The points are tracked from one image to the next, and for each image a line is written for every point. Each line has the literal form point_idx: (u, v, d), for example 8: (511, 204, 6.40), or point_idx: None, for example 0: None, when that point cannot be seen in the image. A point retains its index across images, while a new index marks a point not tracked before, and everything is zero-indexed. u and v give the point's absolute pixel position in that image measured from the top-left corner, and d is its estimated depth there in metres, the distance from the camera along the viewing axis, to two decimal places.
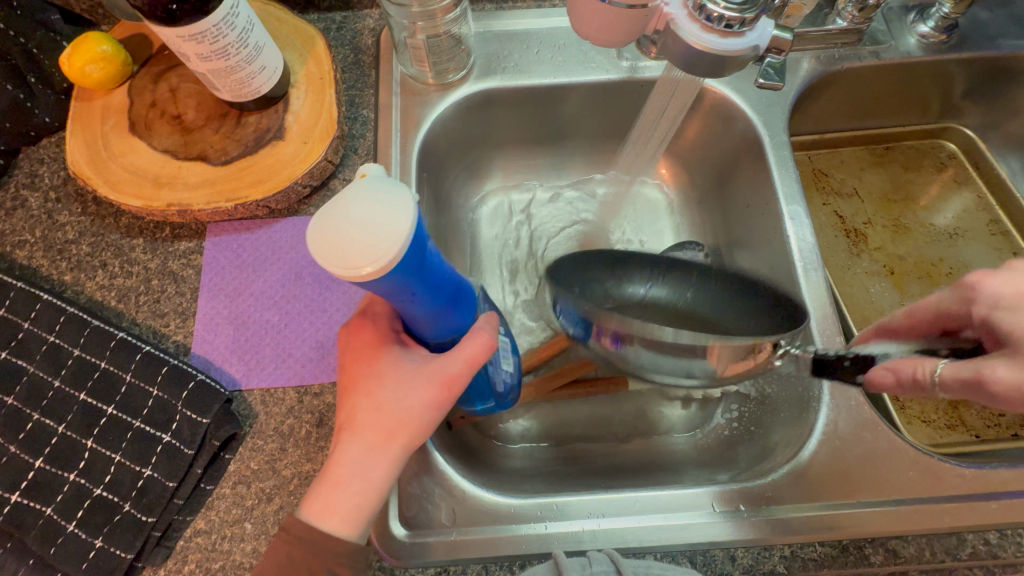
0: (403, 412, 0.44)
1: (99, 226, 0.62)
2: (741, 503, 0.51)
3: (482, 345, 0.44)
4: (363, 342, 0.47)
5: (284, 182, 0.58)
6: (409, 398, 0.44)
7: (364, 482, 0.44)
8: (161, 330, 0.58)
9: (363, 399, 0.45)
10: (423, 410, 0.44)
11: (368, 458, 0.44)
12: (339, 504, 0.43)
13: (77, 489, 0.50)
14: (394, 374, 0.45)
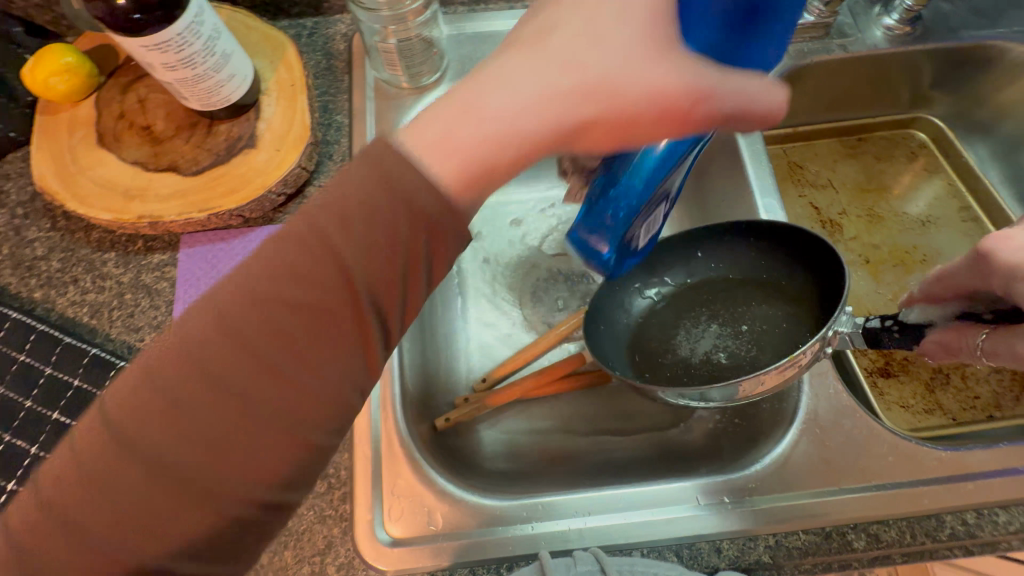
0: (625, 94, 0.36)
1: (69, 241, 0.61)
2: (725, 495, 0.52)
3: (764, 107, 0.38)
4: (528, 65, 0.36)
5: (257, 191, 0.57)
6: (630, 80, 0.36)
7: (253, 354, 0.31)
8: (136, 344, 0.57)
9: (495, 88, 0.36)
10: (650, 87, 0.36)
11: (512, 98, 0.36)
12: (456, 145, 0.35)
13: None
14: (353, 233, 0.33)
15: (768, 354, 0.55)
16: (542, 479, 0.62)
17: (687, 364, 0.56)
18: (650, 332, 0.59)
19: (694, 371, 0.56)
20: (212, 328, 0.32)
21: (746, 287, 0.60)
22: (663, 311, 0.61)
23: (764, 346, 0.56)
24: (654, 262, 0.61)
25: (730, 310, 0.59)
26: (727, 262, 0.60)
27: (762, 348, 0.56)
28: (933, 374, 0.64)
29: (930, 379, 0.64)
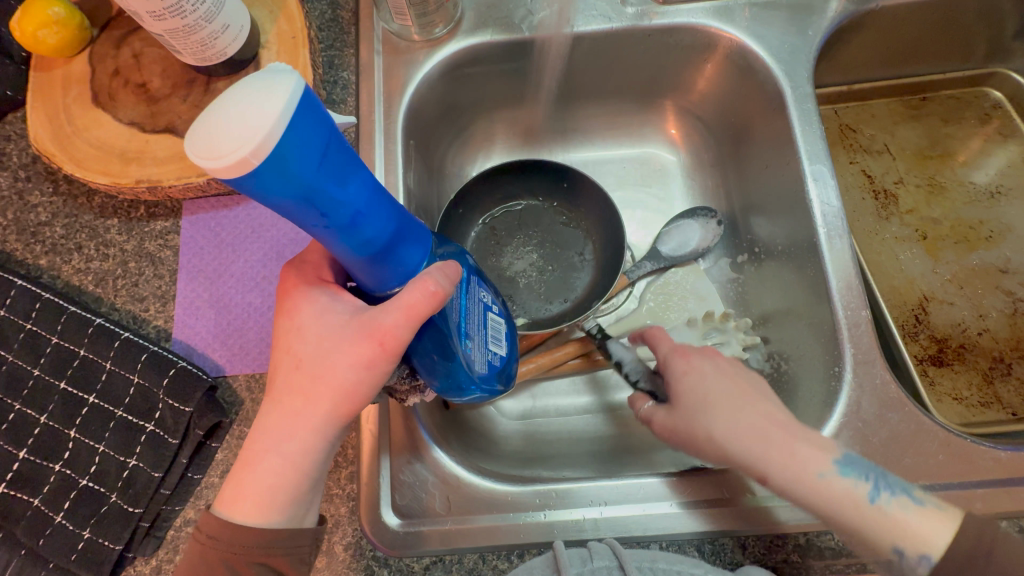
0: (324, 365, 0.39)
1: (72, 206, 0.59)
2: (757, 489, 0.48)
3: (427, 296, 0.35)
4: (288, 345, 0.41)
5: None
6: (339, 357, 0.39)
7: (281, 456, 0.40)
8: (141, 314, 0.55)
9: (288, 381, 0.41)
10: (349, 371, 0.39)
11: (285, 433, 0.40)
12: (246, 494, 0.40)
13: (63, 479, 0.49)
14: (320, 326, 0.40)
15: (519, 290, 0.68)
16: (557, 464, 0.60)
17: (502, 272, 0.69)
18: (488, 242, 0.70)
19: (502, 282, 0.69)
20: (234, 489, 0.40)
21: (580, 227, 0.71)
22: (510, 219, 0.71)
23: (555, 288, 0.69)
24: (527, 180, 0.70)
25: (562, 247, 0.70)
26: (563, 229, 0.71)
27: (552, 290, 0.69)
28: (993, 363, 0.58)
29: (990, 369, 0.58)
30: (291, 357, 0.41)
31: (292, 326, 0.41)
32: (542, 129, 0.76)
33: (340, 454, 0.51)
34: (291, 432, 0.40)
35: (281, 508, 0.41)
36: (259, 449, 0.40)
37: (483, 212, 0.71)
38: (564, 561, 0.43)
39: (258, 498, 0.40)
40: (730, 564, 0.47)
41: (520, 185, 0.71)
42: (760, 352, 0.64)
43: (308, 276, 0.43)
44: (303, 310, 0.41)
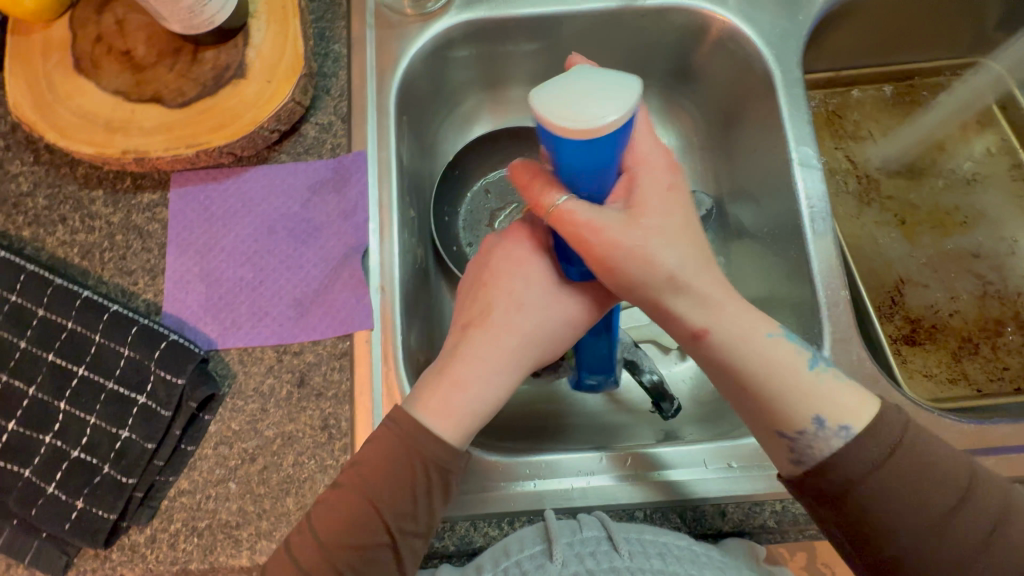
0: (541, 313, 0.44)
1: (55, 177, 0.58)
2: (735, 460, 0.51)
3: None
4: (506, 285, 0.45)
5: (249, 127, 0.52)
6: (557, 310, 0.45)
7: (486, 384, 0.43)
8: (130, 288, 0.55)
9: (500, 319, 0.44)
10: (563, 325, 0.45)
11: (493, 363, 0.43)
12: (452, 407, 0.43)
13: (55, 450, 0.49)
14: (540, 276, 0.45)
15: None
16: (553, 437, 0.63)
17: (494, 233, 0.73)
18: (477, 209, 0.74)
19: None
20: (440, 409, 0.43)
21: None
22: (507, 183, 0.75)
23: None
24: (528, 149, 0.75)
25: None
26: None
27: None
28: (962, 342, 0.61)
29: (959, 347, 0.61)
30: (507, 297, 0.44)
31: (519, 273, 0.45)
32: None
33: (333, 427, 0.51)
34: (489, 360, 0.43)
35: (471, 432, 0.44)
36: (455, 372, 0.43)
37: (480, 176, 0.74)
38: (553, 527, 0.45)
39: (456, 417, 0.43)
40: (708, 529, 0.49)
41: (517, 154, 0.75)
42: None
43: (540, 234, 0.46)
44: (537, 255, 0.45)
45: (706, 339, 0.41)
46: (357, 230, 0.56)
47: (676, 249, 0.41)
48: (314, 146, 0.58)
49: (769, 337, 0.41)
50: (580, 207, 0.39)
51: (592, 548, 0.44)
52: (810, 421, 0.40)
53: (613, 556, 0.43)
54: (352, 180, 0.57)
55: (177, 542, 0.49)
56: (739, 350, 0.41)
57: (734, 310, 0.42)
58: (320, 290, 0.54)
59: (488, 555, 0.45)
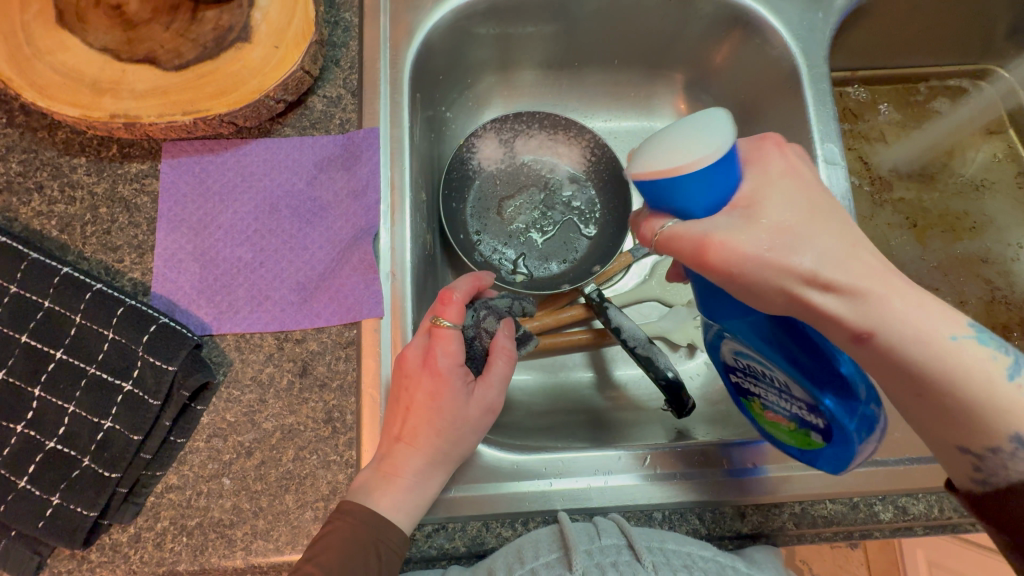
0: (447, 407, 0.45)
1: (31, 141, 0.52)
2: (754, 461, 0.50)
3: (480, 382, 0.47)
4: (420, 382, 0.45)
5: (253, 95, 0.48)
6: (464, 402, 0.45)
7: (417, 475, 0.44)
8: (115, 265, 0.50)
9: (423, 414, 0.44)
10: (472, 411, 0.46)
11: (410, 461, 0.44)
12: (392, 498, 0.42)
13: (27, 441, 0.45)
14: (444, 374, 0.45)
15: (512, 244, 0.69)
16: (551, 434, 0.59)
17: (502, 222, 0.70)
18: (485, 195, 0.71)
19: (501, 233, 0.70)
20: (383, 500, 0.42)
21: (587, 188, 0.72)
22: (517, 171, 0.72)
23: (552, 248, 0.70)
24: (540, 137, 0.72)
25: (557, 207, 0.72)
26: (570, 188, 0.72)
27: (549, 249, 0.70)
28: None
29: None
30: (427, 395, 0.45)
31: (421, 371, 0.45)
32: (547, 95, 0.74)
33: (338, 420, 0.48)
34: (420, 451, 0.44)
35: (412, 513, 0.43)
36: (387, 476, 0.43)
37: (490, 162, 0.71)
38: (571, 533, 0.43)
39: (398, 506, 0.42)
40: (728, 532, 0.48)
41: (529, 141, 0.72)
42: None
43: (424, 335, 0.47)
44: (440, 350, 0.46)
45: (869, 343, 0.35)
46: (366, 212, 0.52)
47: (819, 244, 0.36)
48: (322, 120, 0.54)
49: (949, 339, 0.34)
50: (735, 235, 0.36)
51: (612, 558, 0.42)
52: (1005, 439, 0.34)
53: (636, 566, 0.41)
54: (362, 158, 0.53)
55: (164, 543, 0.46)
56: (915, 350, 0.34)
57: (915, 307, 0.35)
58: (326, 274, 0.51)
59: (501, 559, 0.43)
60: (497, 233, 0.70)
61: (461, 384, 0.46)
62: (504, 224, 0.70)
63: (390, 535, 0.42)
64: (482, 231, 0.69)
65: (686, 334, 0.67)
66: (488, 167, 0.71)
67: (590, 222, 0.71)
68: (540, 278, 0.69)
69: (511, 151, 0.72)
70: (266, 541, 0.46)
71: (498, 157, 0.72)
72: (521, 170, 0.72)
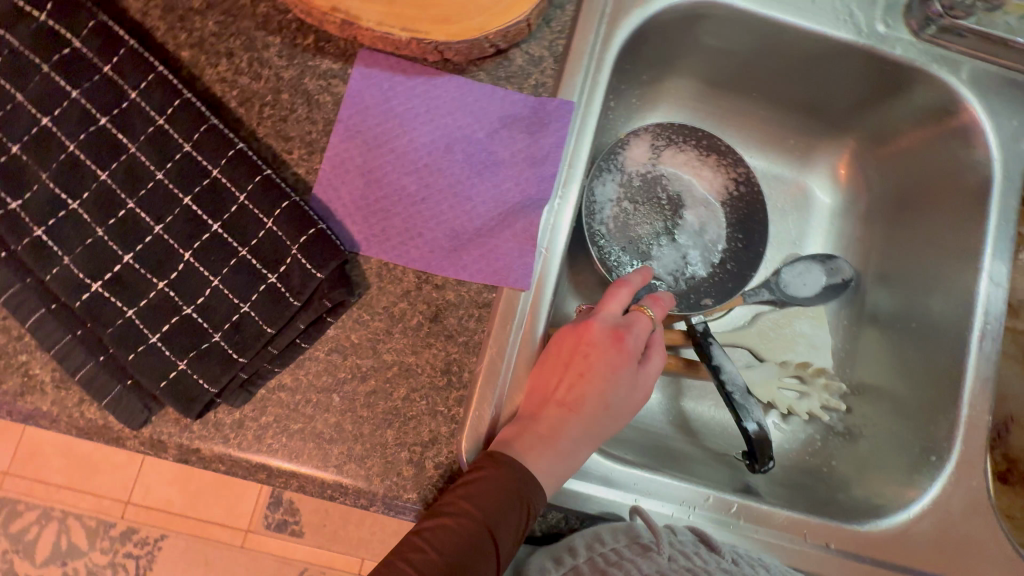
0: (618, 388, 0.49)
1: (232, 5, 0.51)
2: (833, 541, 0.51)
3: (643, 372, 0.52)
4: (603, 352, 0.49)
5: (473, 32, 0.47)
6: (631, 388, 0.50)
7: (573, 447, 0.46)
8: (282, 155, 0.50)
9: (598, 382, 0.48)
10: (632, 399, 0.50)
11: (575, 431, 0.47)
12: (548, 465, 0.45)
13: (166, 300, 0.45)
14: (624, 357, 0.50)
15: (631, 250, 0.68)
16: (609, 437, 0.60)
17: (628, 227, 0.69)
18: (620, 195, 0.70)
19: (624, 237, 0.69)
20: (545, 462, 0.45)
21: (721, 219, 0.71)
22: (657, 181, 0.71)
23: (668, 267, 0.69)
24: (690, 155, 0.71)
25: (683, 229, 0.70)
26: (704, 214, 0.71)
27: (665, 268, 0.69)
28: None
29: None
30: (609, 366, 0.49)
31: (607, 344, 0.50)
32: (712, 116, 0.72)
33: (454, 375, 0.48)
34: (582, 419, 0.47)
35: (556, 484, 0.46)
36: (552, 440, 0.46)
37: (634, 163, 0.70)
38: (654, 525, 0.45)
39: (553, 472, 0.45)
40: None
41: (677, 156, 0.71)
42: (838, 415, 0.67)
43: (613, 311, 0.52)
44: (630, 330, 0.50)
45: None
46: (539, 182, 0.51)
47: None
48: (518, 76, 0.53)
49: None
50: None
51: (693, 549, 0.45)
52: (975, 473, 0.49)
53: (715, 555, 0.44)
54: (549, 128, 0.51)
55: (263, 436, 0.46)
56: None
57: None
58: (482, 231, 0.50)
59: (582, 539, 0.44)
60: (620, 235, 0.69)
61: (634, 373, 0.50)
62: (630, 229, 0.69)
63: (538, 495, 0.44)
64: (607, 229, 0.68)
65: (768, 392, 0.67)
66: (630, 168, 0.70)
67: (711, 253, 0.70)
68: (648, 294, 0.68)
69: (657, 160, 0.71)
70: (359, 465, 0.46)
71: (643, 161, 0.70)
72: (660, 181, 0.71)
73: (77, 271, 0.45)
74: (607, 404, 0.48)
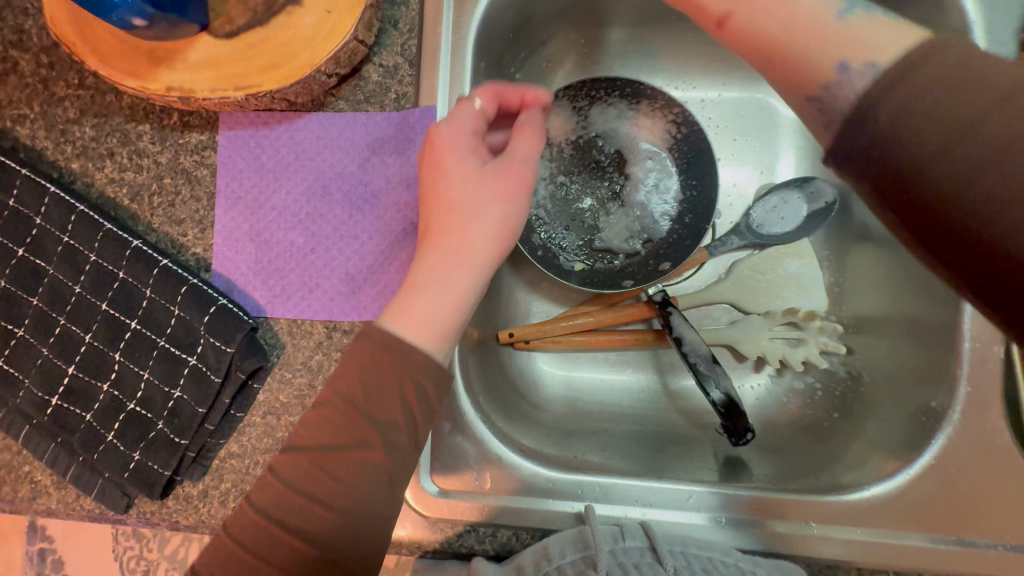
0: (471, 207, 0.39)
1: (101, 105, 0.53)
2: (812, 518, 0.46)
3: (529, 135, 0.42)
4: (449, 138, 0.41)
5: (303, 70, 0.45)
6: (478, 187, 0.39)
7: (442, 295, 0.39)
8: (180, 239, 0.52)
9: (452, 167, 0.40)
10: (490, 210, 0.40)
11: (437, 273, 0.39)
12: (409, 312, 0.39)
13: (112, 400, 0.49)
14: (453, 160, 0.40)
15: (572, 233, 0.63)
16: (577, 436, 0.58)
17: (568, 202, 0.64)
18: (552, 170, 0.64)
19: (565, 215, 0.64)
20: (417, 318, 0.38)
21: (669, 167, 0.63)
22: (591, 143, 0.64)
23: (620, 234, 0.63)
24: (621, 101, 0.63)
25: (630, 189, 0.64)
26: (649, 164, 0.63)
27: (616, 235, 0.63)
28: None
29: None
30: (475, 161, 0.40)
31: (436, 164, 0.40)
32: (632, 58, 0.65)
33: None
34: (455, 258, 0.39)
35: (439, 333, 0.39)
36: (426, 283, 0.39)
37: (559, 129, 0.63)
38: (598, 534, 0.43)
39: (416, 312, 0.39)
40: None
41: (608, 108, 0.64)
42: (838, 359, 0.59)
43: (462, 132, 0.41)
44: (459, 116, 0.41)
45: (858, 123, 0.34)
46: (417, 203, 0.49)
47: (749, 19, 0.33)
48: (377, 94, 0.49)
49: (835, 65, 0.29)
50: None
51: (636, 559, 0.41)
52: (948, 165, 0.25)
53: (657, 568, 0.40)
54: (416, 142, 0.49)
55: (227, 501, 0.50)
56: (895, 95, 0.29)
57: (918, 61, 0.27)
58: (375, 268, 0.49)
59: (529, 556, 0.43)
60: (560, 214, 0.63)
61: (485, 173, 0.40)
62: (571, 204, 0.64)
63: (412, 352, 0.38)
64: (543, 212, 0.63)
65: (757, 347, 0.61)
66: (555, 141, 0.63)
67: (666, 208, 0.63)
68: (601, 270, 0.63)
69: (586, 118, 0.64)
70: None
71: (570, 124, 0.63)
72: (594, 140, 0.64)
73: (38, 390, 0.50)
74: (463, 223, 0.39)
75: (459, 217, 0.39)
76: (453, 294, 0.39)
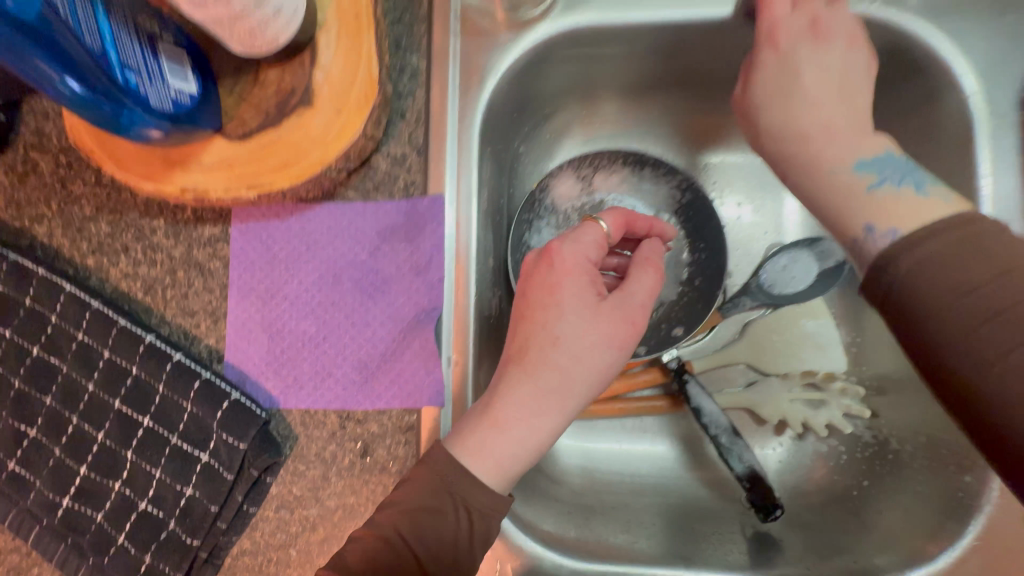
0: (582, 346, 0.41)
1: (117, 201, 0.54)
2: None
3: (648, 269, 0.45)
4: (560, 275, 0.43)
5: (314, 169, 0.46)
6: (586, 335, 0.41)
7: (526, 428, 0.41)
8: (192, 330, 0.52)
9: (559, 312, 0.42)
10: (598, 352, 0.41)
11: (528, 407, 0.41)
12: (491, 451, 0.40)
13: (124, 500, 0.49)
14: (566, 302, 0.42)
15: None
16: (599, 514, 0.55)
17: None
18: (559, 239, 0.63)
19: None
20: (482, 427, 0.41)
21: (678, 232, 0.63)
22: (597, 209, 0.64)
23: None
24: (625, 169, 0.64)
25: None
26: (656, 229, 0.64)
27: None
28: None
29: None
30: (581, 262, 0.43)
31: (548, 291, 0.42)
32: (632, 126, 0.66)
33: None
34: (536, 384, 0.41)
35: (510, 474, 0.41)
36: (504, 404, 0.41)
37: (564, 197, 0.63)
38: None
39: (494, 449, 0.40)
40: None
41: (614, 175, 0.64)
42: (862, 423, 0.57)
43: (579, 267, 0.43)
44: (570, 244, 0.44)
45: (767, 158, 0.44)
46: (429, 289, 0.49)
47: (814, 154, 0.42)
48: (386, 182, 0.51)
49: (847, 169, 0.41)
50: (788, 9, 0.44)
51: None
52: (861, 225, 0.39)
53: None
54: (427, 231, 0.49)
55: None
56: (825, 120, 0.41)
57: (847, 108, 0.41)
58: (387, 356, 0.49)
59: None
60: None
61: (590, 327, 0.41)
62: None
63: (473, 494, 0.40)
64: None
65: (777, 410, 0.59)
66: (561, 208, 0.63)
67: (676, 272, 0.62)
68: None
69: (592, 186, 0.64)
70: None
71: (576, 194, 0.64)
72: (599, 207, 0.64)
73: (48, 493, 0.49)
74: (566, 363, 0.41)
75: (561, 350, 0.41)
76: (539, 418, 0.41)
